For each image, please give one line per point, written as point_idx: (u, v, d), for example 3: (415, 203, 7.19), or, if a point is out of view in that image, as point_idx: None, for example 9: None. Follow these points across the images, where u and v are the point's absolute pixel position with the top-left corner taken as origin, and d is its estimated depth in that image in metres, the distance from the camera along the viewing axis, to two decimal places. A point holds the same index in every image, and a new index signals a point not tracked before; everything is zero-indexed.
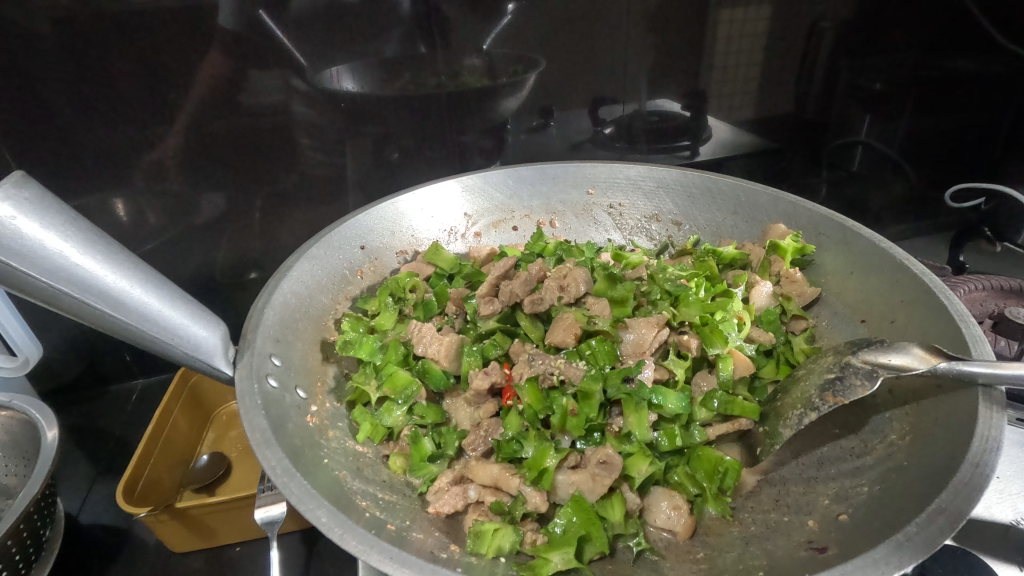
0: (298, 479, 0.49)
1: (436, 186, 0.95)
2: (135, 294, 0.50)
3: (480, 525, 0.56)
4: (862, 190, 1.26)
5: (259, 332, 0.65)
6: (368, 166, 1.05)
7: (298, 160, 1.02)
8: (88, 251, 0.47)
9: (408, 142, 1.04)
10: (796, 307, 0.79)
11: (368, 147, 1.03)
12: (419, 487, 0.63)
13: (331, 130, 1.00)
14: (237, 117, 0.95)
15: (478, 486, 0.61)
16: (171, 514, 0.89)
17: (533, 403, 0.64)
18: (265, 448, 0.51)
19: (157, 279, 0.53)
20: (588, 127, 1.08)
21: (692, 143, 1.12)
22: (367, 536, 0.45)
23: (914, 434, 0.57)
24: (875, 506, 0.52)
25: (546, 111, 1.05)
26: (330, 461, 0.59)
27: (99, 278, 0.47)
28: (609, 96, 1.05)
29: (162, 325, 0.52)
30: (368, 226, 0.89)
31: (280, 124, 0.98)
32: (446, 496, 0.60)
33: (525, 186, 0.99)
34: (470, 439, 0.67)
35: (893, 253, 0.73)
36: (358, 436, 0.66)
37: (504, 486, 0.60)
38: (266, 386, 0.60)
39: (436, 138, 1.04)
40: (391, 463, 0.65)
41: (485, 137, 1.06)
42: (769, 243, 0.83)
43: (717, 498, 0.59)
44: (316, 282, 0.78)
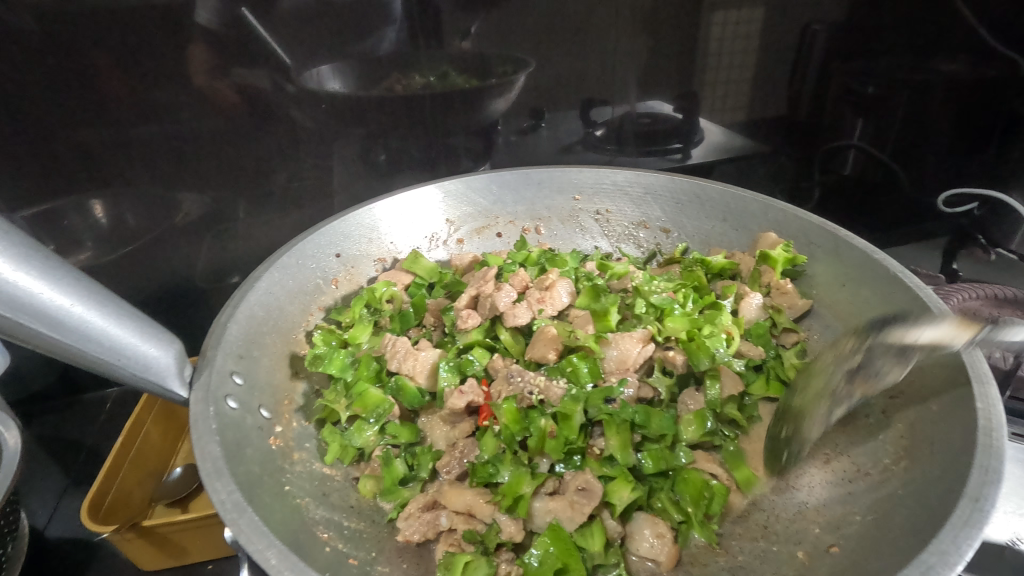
0: (248, 514, 0.45)
1: (416, 192, 0.91)
2: (76, 311, 0.46)
3: (451, 556, 0.53)
4: (857, 195, 1.24)
5: (221, 348, 0.61)
6: (351, 169, 1.01)
7: (278, 161, 0.98)
8: (23, 266, 0.43)
9: (393, 143, 1.00)
10: (787, 320, 0.77)
11: (352, 149, 0.99)
12: (389, 512, 0.59)
13: (312, 132, 0.96)
14: (215, 117, 0.91)
15: (450, 512, 0.57)
16: (138, 532, 0.85)
17: (511, 424, 0.61)
18: (214, 479, 0.47)
19: (103, 294, 0.49)
20: (577, 129, 1.04)
21: (683, 146, 1.09)
22: None
23: (909, 459, 0.54)
24: (869, 537, 0.49)
25: (535, 112, 1.01)
26: (292, 489, 0.56)
27: (34, 295, 0.43)
28: (601, 97, 1.02)
29: (108, 344, 0.48)
30: (344, 233, 0.85)
31: (262, 125, 0.94)
32: (416, 523, 0.56)
33: (510, 191, 0.96)
34: (444, 461, 0.63)
35: (886, 264, 0.70)
36: (327, 458, 0.63)
37: (478, 513, 0.56)
38: (224, 408, 0.56)
39: (421, 139, 1.00)
40: (361, 487, 0.61)
41: (472, 139, 1.02)
42: (758, 253, 0.80)
43: (703, 524, 0.56)
44: (286, 293, 0.75)
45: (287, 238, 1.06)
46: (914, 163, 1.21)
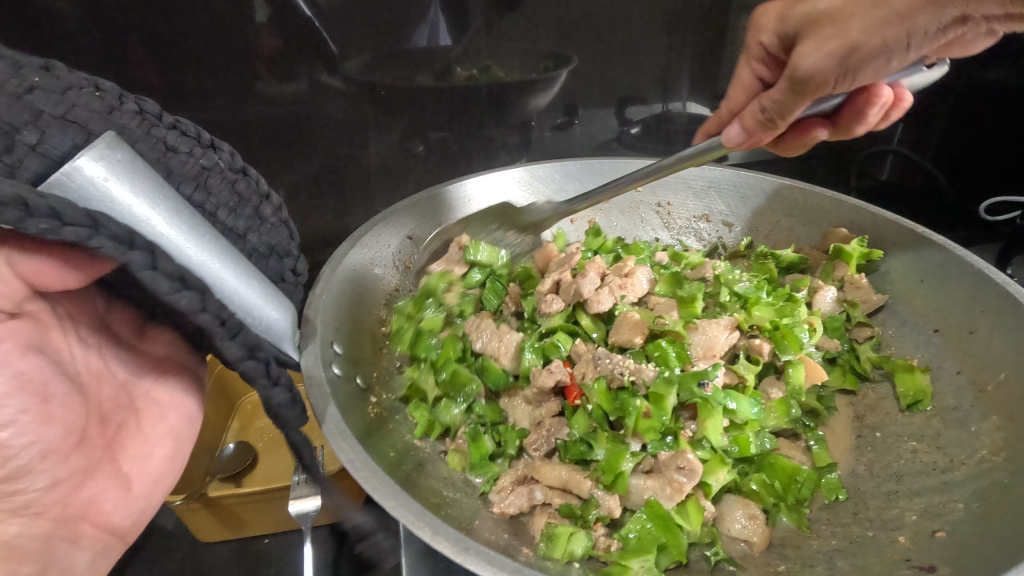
0: (379, 473, 0.47)
1: (489, 177, 0.93)
2: (215, 269, 0.47)
3: (552, 528, 0.54)
4: (892, 198, 1.24)
5: (321, 318, 0.63)
6: (392, 158, 1.03)
7: (321, 149, 0.99)
8: (175, 220, 0.45)
9: (434, 134, 1.02)
10: (862, 314, 0.77)
11: (394, 138, 1.01)
12: (481, 487, 0.60)
13: (354, 121, 0.98)
14: (259, 108, 0.93)
15: (545, 487, 0.59)
16: (203, 504, 0.88)
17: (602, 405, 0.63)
18: (341, 440, 0.49)
19: (237, 255, 0.50)
20: (613, 127, 1.06)
21: None
22: (457, 538, 0.43)
23: (1009, 450, 0.54)
24: (978, 526, 0.49)
25: (570, 109, 1.03)
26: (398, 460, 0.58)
27: (181, 249, 0.45)
28: (637, 95, 1.02)
29: (238, 304, 0.49)
30: (417, 215, 0.86)
31: (305, 116, 0.96)
32: (511, 496, 0.58)
33: (573, 181, 0.97)
34: (532, 438, 0.64)
35: (971, 261, 0.70)
36: (417, 432, 0.64)
37: (574, 487, 0.59)
38: (331, 373, 0.58)
39: (461, 130, 1.02)
40: (449, 461, 0.63)
41: (513, 133, 1.04)
42: (833, 248, 0.81)
43: (793, 507, 0.57)
44: (367, 271, 0.77)
45: (333, 225, 1.08)
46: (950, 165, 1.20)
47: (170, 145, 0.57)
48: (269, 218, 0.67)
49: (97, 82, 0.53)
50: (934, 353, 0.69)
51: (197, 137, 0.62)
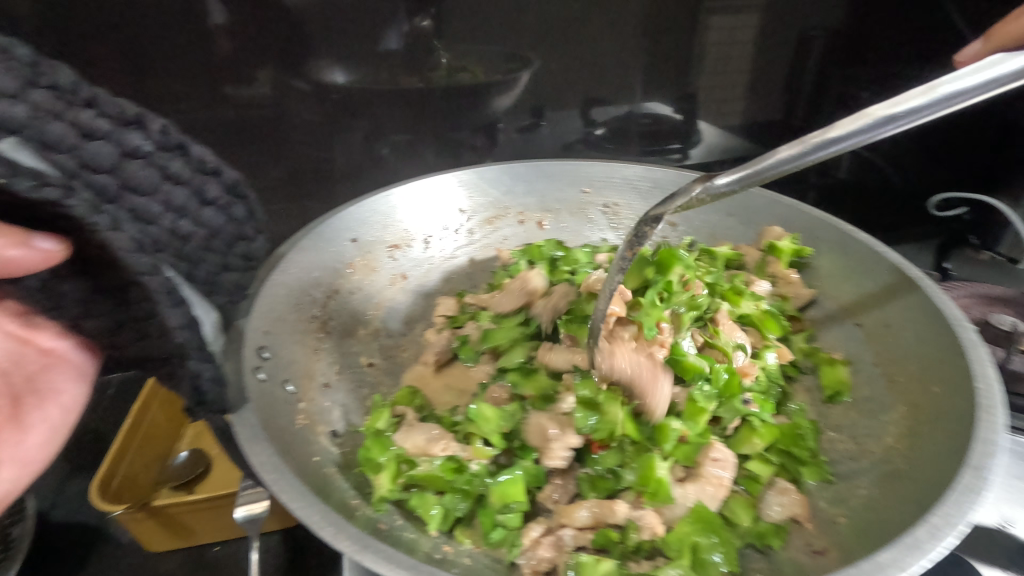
0: (289, 475, 0.47)
1: (431, 180, 0.93)
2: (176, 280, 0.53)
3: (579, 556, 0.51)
4: (850, 197, 1.27)
5: (249, 324, 0.63)
6: (355, 161, 1.02)
7: (285, 152, 0.99)
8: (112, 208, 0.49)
9: (400, 137, 1.02)
10: (792, 308, 0.80)
11: (359, 141, 1.00)
12: (503, 555, 0.54)
13: (318, 124, 0.97)
14: (220, 108, 0.92)
15: (575, 529, 0.54)
16: (149, 513, 0.87)
17: (604, 422, 0.61)
18: (253, 444, 0.49)
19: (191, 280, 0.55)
20: (578, 128, 1.07)
21: (682, 146, 1.12)
22: (358, 537, 0.43)
23: (910, 437, 0.57)
24: (873, 509, 0.52)
25: (536, 111, 1.04)
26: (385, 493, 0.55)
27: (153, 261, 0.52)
28: (602, 97, 1.04)
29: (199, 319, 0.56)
30: (360, 220, 0.87)
31: (267, 119, 0.95)
32: (542, 549, 0.53)
33: (521, 183, 0.98)
34: (549, 490, 0.60)
35: (888, 258, 0.73)
36: (431, 526, 0.54)
37: (609, 517, 0.55)
38: (254, 379, 0.58)
39: (427, 133, 1.02)
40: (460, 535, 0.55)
41: (477, 135, 1.05)
42: (766, 244, 0.83)
43: (811, 465, 0.59)
44: (306, 276, 0.77)
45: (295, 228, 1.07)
46: (904, 164, 1.23)
47: (84, 127, 0.47)
48: (217, 201, 0.56)
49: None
50: (855, 346, 0.72)
51: (122, 112, 0.50)
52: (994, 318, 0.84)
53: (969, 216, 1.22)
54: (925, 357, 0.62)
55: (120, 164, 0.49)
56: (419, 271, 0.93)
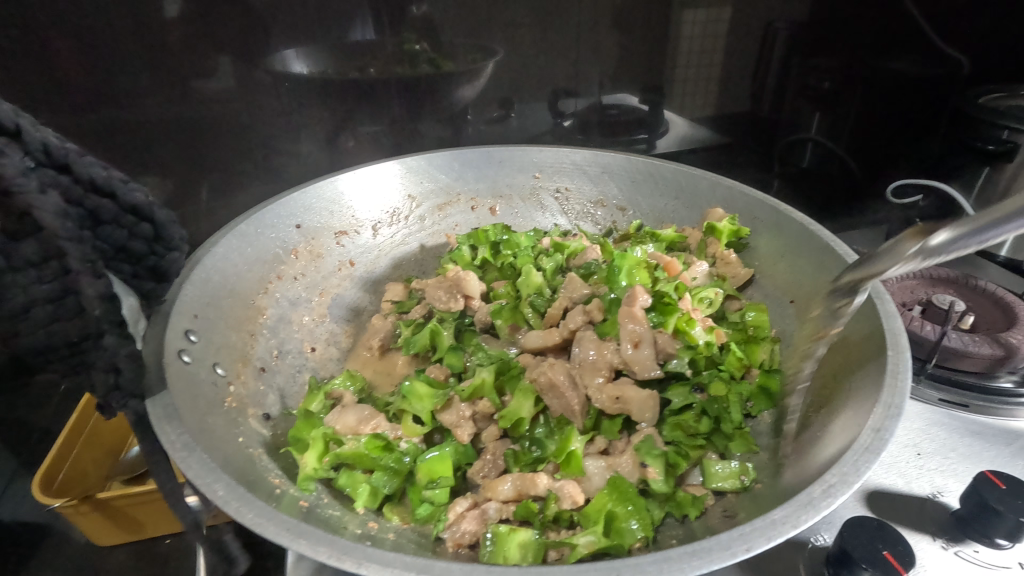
0: (198, 454, 0.46)
1: (377, 167, 0.92)
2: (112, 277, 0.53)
3: (496, 530, 0.52)
4: (813, 187, 1.29)
5: (176, 307, 0.62)
6: (319, 155, 1.00)
7: (249, 146, 0.96)
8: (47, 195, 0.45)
9: (365, 130, 1.00)
10: (730, 288, 0.82)
11: (323, 134, 0.98)
12: (430, 529, 0.56)
13: (281, 117, 0.95)
14: (183, 104, 0.89)
15: (498, 501, 0.57)
16: (93, 507, 0.85)
17: (512, 408, 0.65)
18: (165, 424, 0.49)
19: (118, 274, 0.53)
20: (546, 120, 1.07)
21: (648, 136, 1.13)
22: (263, 510, 0.41)
23: (829, 405, 0.58)
24: (787, 476, 0.54)
25: (504, 103, 1.04)
26: (309, 471, 0.56)
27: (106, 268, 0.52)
28: (568, 88, 1.05)
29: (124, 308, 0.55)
30: (305, 205, 0.86)
31: (229, 114, 0.92)
32: (465, 523, 0.54)
33: (471, 169, 0.98)
34: (477, 466, 0.62)
35: (818, 234, 0.75)
36: (359, 504, 0.56)
37: (528, 490, 0.57)
38: (179, 362, 0.58)
39: (392, 124, 1.01)
40: (391, 514, 0.57)
41: (442, 126, 1.04)
42: (705, 226, 0.85)
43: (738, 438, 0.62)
44: (243, 261, 0.76)
45: None
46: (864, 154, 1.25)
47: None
48: (117, 222, 0.50)
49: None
50: (789, 324, 0.74)
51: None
52: (937, 296, 0.84)
53: (923, 202, 1.15)
54: (845, 327, 0.64)
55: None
56: (368, 258, 0.93)
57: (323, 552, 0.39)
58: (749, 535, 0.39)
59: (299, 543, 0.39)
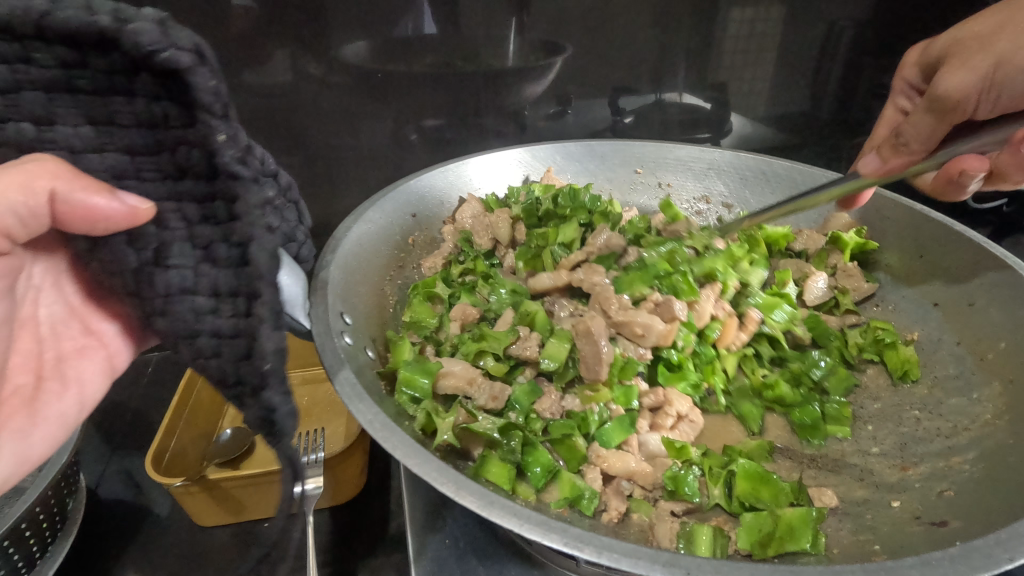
0: (400, 433, 0.46)
1: (494, 155, 0.93)
2: None
3: (687, 527, 0.50)
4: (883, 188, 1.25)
5: (331, 290, 0.62)
6: (386, 148, 1.00)
7: (315, 143, 0.97)
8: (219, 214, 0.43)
9: (430, 123, 0.99)
10: (850, 301, 0.77)
11: (389, 126, 0.98)
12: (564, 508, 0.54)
13: (347, 111, 0.95)
14: (247, 97, 0.90)
15: (625, 481, 0.57)
16: (203, 486, 0.85)
17: (552, 352, 0.66)
18: (358, 402, 0.48)
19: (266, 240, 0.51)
20: (607, 117, 1.05)
21: (712, 136, 1.10)
22: (483, 492, 0.41)
23: (1011, 413, 0.57)
24: (983, 485, 0.51)
25: (563, 99, 1.01)
26: (446, 440, 0.54)
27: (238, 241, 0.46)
28: (630, 86, 1.01)
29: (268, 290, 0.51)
30: (420, 194, 0.86)
31: (293, 109, 0.93)
32: (613, 499, 0.56)
33: (572, 162, 0.97)
34: (544, 403, 0.62)
35: (968, 236, 0.71)
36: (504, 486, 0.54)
37: (647, 479, 0.57)
38: (343, 344, 0.58)
39: (459, 118, 1.00)
40: (519, 490, 0.55)
41: (506, 121, 1.02)
42: (829, 235, 0.81)
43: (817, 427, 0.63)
44: (372, 246, 0.76)
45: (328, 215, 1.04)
46: None
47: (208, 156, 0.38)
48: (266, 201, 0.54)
49: (108, 12, 0.33)
50: (934, 327, 0.70)
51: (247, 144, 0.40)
52: None
53: (1009, 208, 1.09)
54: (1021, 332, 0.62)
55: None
56: None
57: (556, 541, 0.38)
58: (977, 550, 0.38)
59: (530, 527, 0.39)
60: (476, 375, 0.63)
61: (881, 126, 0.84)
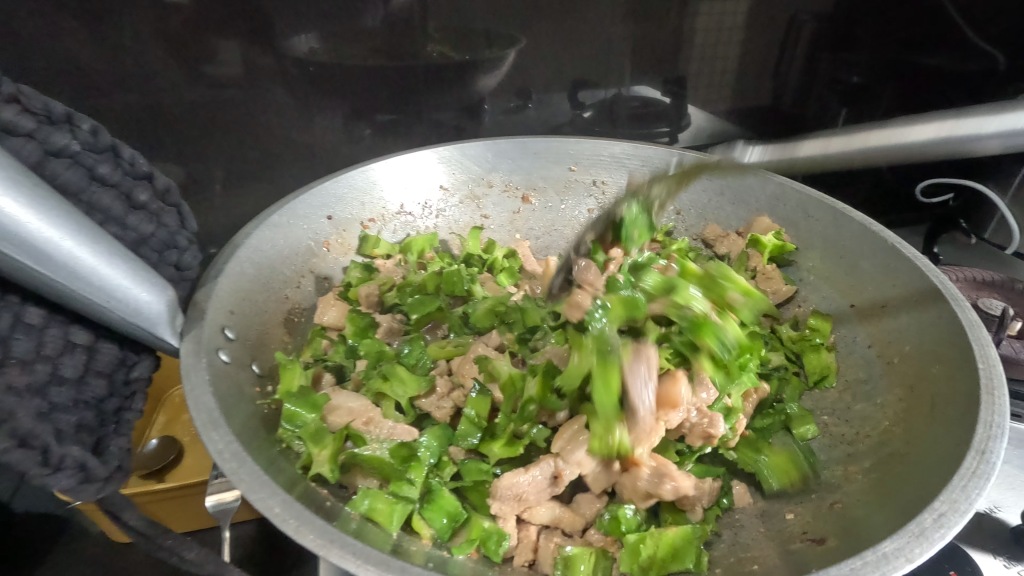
0: (248, 465, 0.43)
1: (406, 158, 0.87)
2: (88, 263, 0.44)
3: (569, 551, 0.48)
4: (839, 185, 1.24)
5: (212, 301, 0.58)
6: (333, 141, 0.94)
7: (260, 138, 0.90)
8: (38, 213, 0.41)
9: (382, 117, 0.94)
10: (768, 306, 0.77)
11: (336, 121, 0.92)
12: (466, 548, 0.49)
13: (290, 105, 0.89)
14: (196, 89, 0.83)
15: (540, 526, 0.53)
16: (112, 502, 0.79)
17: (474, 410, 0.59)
18: (211, 430, 0.45)
19: (119, 251, 0.47)
20: (566, 111, 1.00)
21: (670, 131, 1.04)
22: (324, 530, 0.38)
23: (906, 423, 0.55)
24: (868, 496, 0.50)
25: (523, 93, 0.97)
26: (325, 470, 0.50)
27: (70, 255, 0.43)
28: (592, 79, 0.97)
29: (122, 304, 0.47)
30: (336, 194, 0.81)
31: (243, 102, 0.86)
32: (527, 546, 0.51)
33: (505, 160, 0.91)
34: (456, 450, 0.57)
35: (883, 236, 0.70)
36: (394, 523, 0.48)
37: (568, 524, 0.53)
38: (216, 360, 0.54)
39: (409, 112, 0.95)
40: (413, 525, 0.50)
41: (460, 116, 0.98)
42: (748, 237, 0.80)
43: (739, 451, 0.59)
44: (276, 252, 0.72)
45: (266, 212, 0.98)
46: None
47: None
48: (147, 207, 0.56)
49: None
50: (849, 330, 0.69)
51: None
52: (980, 302, 0.79)
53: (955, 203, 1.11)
54: (923, 338, 0.60)
55: (43, 163, 0.48)
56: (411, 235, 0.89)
57: None
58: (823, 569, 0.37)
59: (366, 569, 0.37)
60: (375, 413, 0.57)
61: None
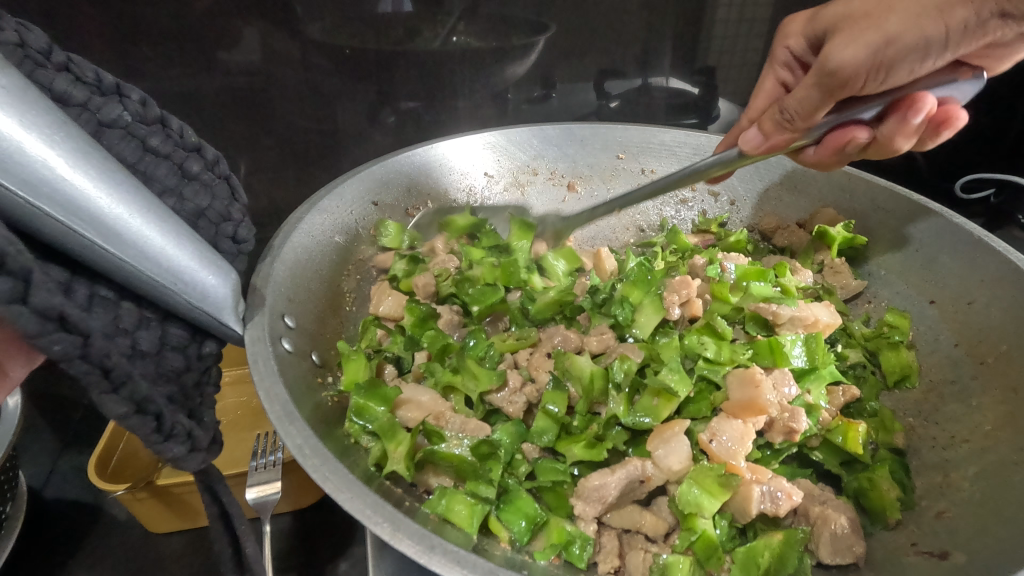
0: (332, 461, 0.41)
1: (461, 139, 0.84)
2: (158, 243, 0.42)
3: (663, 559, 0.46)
4: None
5: (270, 286, 0.56)
6: (358, 128, 0.90)
7: (282, 124, 0.87)
8: (106, 190, 0.39)
9: (406, 105, 0.89)
10: (838, 301, 0.74)
11: (361, 107, 0.88)
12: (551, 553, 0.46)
13: (312, 93, 0.85)
14: (212, 77, 0.80)
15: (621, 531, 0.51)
16: (150, 492, 0.74)
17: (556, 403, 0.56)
18: (288, 423, 0.43)
19: (185, 232, 0.45)
20: (591, 101, 0.94)
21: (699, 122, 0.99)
22: (421, 536, 0.37)
23: (1010, 428, 0.52)
24: (979, 506, 0.47)
25: (547, 82, 0.91)
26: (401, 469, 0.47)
27: (142, 235, 0.40)
28: (615, 67, 0.91)
29: (190, 287, 0.45)
30: (383, 178, 0.78)
31: (265, 88, 0.83)
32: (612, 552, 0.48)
33: (551, 146, 0.88)
34: (531, 446, 0.54)
35: (967, 229, 0.66)
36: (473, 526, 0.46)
37: (650, 528, 0.50)
38: (280, 349, 0.52)
39: (436, 99, 0.90)
40: (490, 526, 0.47)
41: (486, 104, 0.92)
42: (815, 230, 0.76)
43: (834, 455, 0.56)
44: (324, 236, 0.69)
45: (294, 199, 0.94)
46: None
47: None
48: (200, 177, 0.52)
49: None
50: (930, 327, 0.65)
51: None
52: None
53: (996, 199, 1.00)
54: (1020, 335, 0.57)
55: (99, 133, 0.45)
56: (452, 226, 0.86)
57: None
58: None
59: None
60: (445, 408, 0.55)
61: (758, 97, 0.74)
